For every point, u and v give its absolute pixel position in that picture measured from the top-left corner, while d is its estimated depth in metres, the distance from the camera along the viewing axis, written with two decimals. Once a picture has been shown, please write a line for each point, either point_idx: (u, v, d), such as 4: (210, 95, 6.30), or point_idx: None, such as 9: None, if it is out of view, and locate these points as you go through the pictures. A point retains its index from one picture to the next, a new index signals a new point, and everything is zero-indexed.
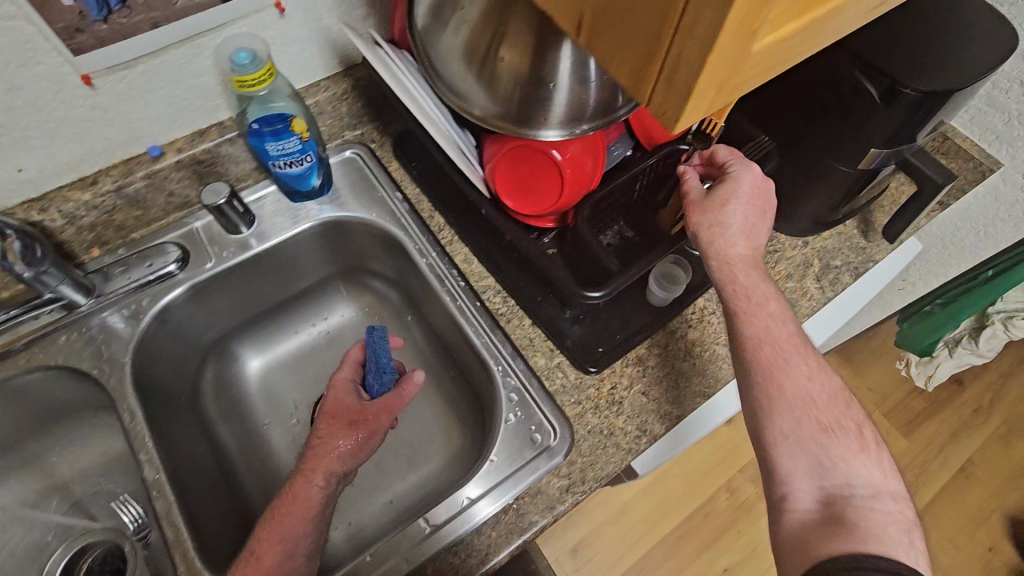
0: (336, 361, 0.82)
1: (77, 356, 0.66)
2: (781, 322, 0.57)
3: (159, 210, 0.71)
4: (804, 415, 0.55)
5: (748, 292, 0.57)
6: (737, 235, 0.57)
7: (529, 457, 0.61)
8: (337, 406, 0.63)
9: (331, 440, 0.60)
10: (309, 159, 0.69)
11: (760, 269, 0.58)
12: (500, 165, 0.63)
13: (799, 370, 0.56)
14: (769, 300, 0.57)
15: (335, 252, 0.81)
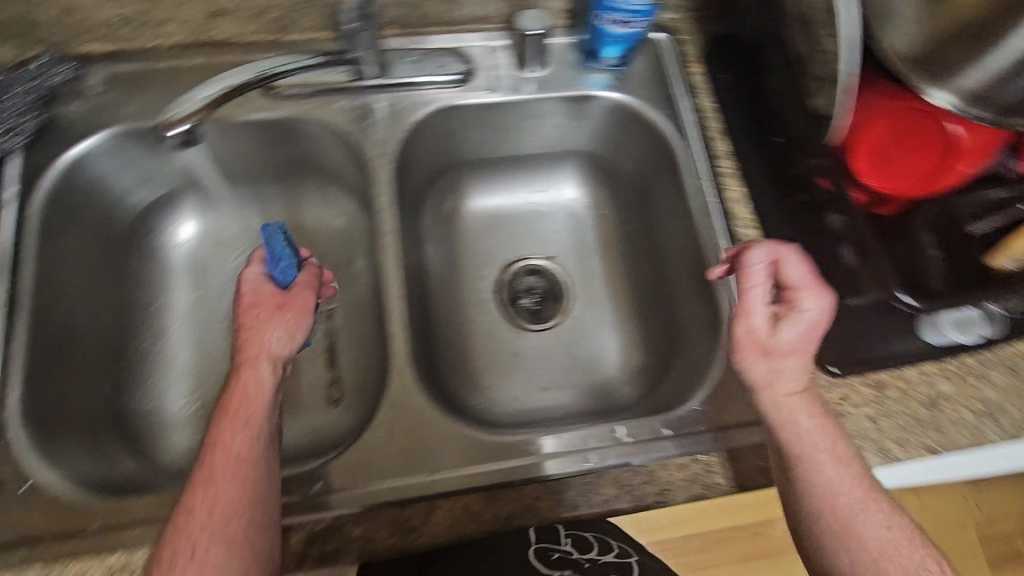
0: (538, 240, 0.80)
1: (347, 121, 0.66)
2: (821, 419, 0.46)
3: (466, 14, 0.68)
4: (825, 503, 0.44)
5: (785, 375, 0.48)
6: (787, 335, 0.48)
7: (732, 421, 0.57)
8: (253, 289, 0.55)
9: (266, 327, 0.53)
10: (636, 27, 0.63)
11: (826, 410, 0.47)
12: (873, 118, 0.57)
13: (814, 444, 0.45)
14: (799, 380, 0.48)
15: (595, 130, 0.74)
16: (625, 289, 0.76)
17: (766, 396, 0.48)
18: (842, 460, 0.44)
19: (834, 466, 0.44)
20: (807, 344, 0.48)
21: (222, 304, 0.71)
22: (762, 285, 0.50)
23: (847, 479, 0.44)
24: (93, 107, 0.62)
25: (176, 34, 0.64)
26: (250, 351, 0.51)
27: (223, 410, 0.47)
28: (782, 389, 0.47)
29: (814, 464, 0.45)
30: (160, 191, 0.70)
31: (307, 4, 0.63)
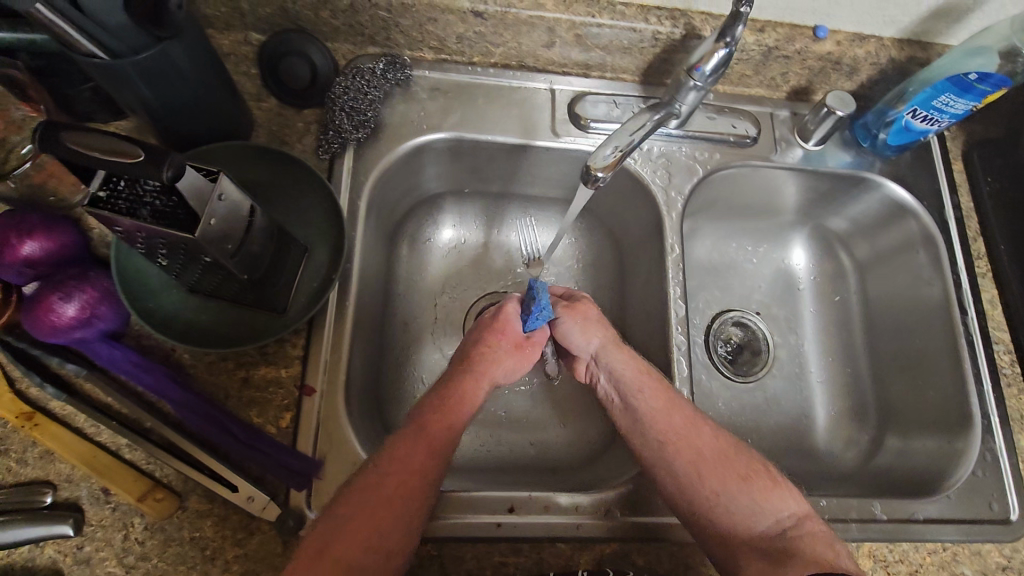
0: (744, 291, 0.81)
1: (637, 162, 0.69)
2: (694, 422, 0.57)
3: (758, 80, 0.71)
4: (733, 514, 0.52)
5: (657, 408, 0.57)
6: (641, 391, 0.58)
7: (977, 514, 0.61)
8: (509, 321, 0.61)
9: (507, 359, 0.59)
10: (941, 125, 0.66)
11: (711, 440, 0.56)
12: None
13: (698, 449, 0.55)
14: (671, 419, 0.56)
15: (837, 207, 0.78)
16: (839, 362, 0.78)
17: (624, 382, 0.59)
18: (751, 479, 0.54)
19: (762, 495, 0.53)
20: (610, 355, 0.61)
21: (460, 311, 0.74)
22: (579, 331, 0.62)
23: (767, 494, 0.53)
24: (417, 112, 0.66)
25: (498, 56, 0.68)
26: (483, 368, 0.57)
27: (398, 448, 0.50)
28: (628, 374, 0.59)
29: (692, 454, 0.55)
30: (434, 194, 0.73)
31: (628, 52, 0.67)
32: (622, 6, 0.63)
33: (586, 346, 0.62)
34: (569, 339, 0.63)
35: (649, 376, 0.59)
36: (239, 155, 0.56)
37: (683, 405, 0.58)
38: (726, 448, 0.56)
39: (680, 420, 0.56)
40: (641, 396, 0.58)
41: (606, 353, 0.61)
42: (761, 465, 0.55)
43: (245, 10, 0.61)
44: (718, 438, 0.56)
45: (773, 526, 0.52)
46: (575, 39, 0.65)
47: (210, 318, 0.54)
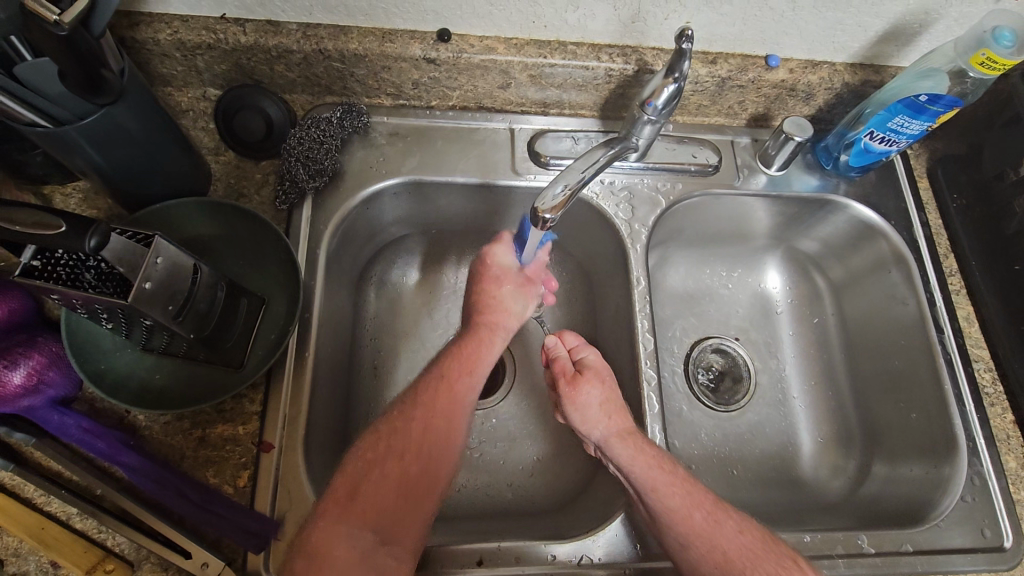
0: (720, 317, 0.80)
1: (600, 196, 0.69)
2: (716, 517, 0.53)
3: (717, 109, 0.72)
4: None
5: (675, 509, 0.53)
6: (651, 491, 0.54)
7: (971, 543, 0.59)
8: (504, 269, 0.63)
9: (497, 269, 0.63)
10: (900, 145, 0.66)
11: (734, 529, 0.53)
12: None
13: (723, 550, 0.51)
14: (693, 516, 0.53)
15: (807, 229, 0.77)
16: (822, 385, 0.76)
17: (635, 478, 0.55)
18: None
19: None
20: (617, 453, 0.57)
21: (431, 351, 0.73)
22: (586, 416, 0.60)
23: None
24: (376, 157, 0.66)
25: (455, 99, 0.68)
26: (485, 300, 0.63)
27: (417, 399, 0.54)
28: (636, 470, 0.55)
29: (711, 549, 0.52)
30: (400, 236, 0.73)
31: (584, 89, 0.67)
32: (573, 46, 0.64)
33: (592, 432, 0.59)
34: (578, 423, 0.60)
35: (661, 476, 0.54)
36: (194, 214, 0.56)
37: (703, 499, 0.54)
38: (754, 543, 0.52)
39: (698, 517, 0.53)
40: (654, 494, 0.54)
41: (610, 443, 0.57)
42: (791, 557, 0.51)
43: (201, 68, 0.62)
44: (742, 534, 0.52)
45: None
46: (531, 80, 0.66)
47: (164, 376, 0.53)
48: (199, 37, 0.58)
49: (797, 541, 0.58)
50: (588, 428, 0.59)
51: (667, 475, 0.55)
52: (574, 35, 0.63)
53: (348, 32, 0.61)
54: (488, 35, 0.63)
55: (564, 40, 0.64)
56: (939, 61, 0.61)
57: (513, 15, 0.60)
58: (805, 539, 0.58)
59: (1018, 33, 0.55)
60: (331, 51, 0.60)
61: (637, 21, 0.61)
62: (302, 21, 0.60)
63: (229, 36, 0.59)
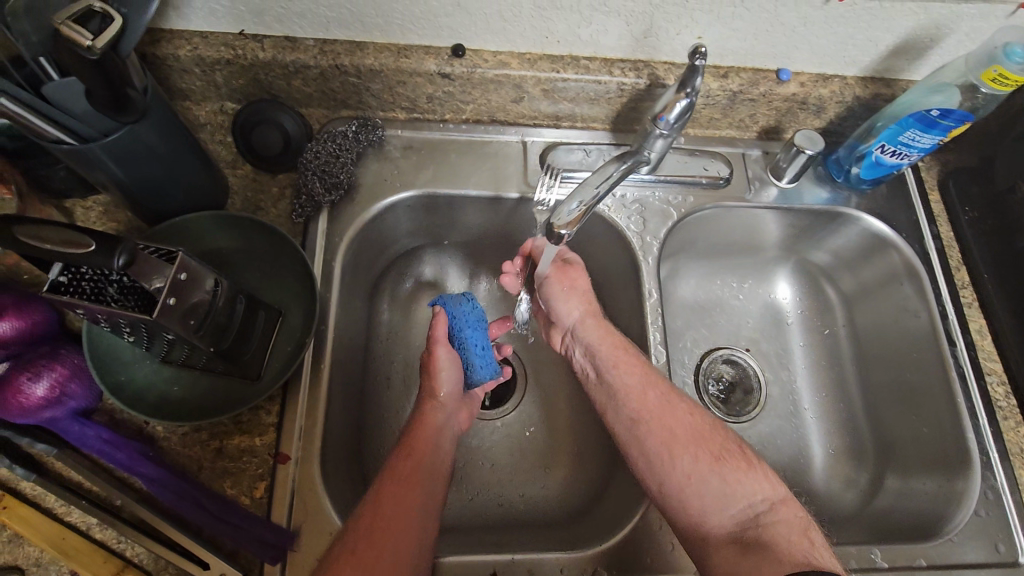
0: (731, 328, 0.80)
1: (612, 208, 0.70)
2: (670, 402, 0.58)
3: (728, 122, 0.72)
4: (705, 497, 0.51)
5: (630, 385, 0.59)
6: (605, 363, 0.62)
7: (986, 559, 0.59)
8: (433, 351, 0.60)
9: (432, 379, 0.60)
10: (911, 158, 0.66)
11: (689, 412, 0.57)
12: None
13: (670, 428, 0.56)
14: (644, 402, 0.58)
15: (818, 240, 0.78)
16: (833, 397, 0.76)
17: (598, 356, 0.62)
18: (724, 460, 0.53)
19: (736, 477, 0.52)
20: (585, 337, 0.64)
21: None
22: (558, 301, 0.67)
23: (739, 475, 0.52)
24: (390, 171, 0.67)
25: (468, 112, 0.69)
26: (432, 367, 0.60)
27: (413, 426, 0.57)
28: (602, 349, 0.63)
29: (670, 462, 0.54)
30: (412, 248, 0.74)
31: (596, 103, 0.68)
32: (585, 60, 0.64)
33: (567, 314, 0.67)
34: (554, 304, 0.67)
35: (622, 358, 0.61)
36: (212, 227, 0.57)
37: (658, 383, 0.59)
38: (702, 427, 0.56)
39: (652, 398, 0.58)
40: (614, 368, 0.61)
41: (583, 324, 0.65)
42: (737, 447, 0.54)
43: (219, 83, 0.63)
44: (692, 416, 0.57)
45: (749, 509, 0.50)
46: (543, 94, 0.66)
47: (183, 388, 0.53)
48: (218, 53, 0.59)
49: None
50: (560, 310, 0.67)
51: (629, 358, 0.61)
52: (586, 50, 0.64)
53: (364, 48, 0.61)
54: (502, 50, 0.63)
55: (576, 55, 0.64)
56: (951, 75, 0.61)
57: (527, 31, 0.61)
58: None
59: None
60: (347, 67, 0.61)
61: (649, 37, 0.62)
62: (319, 37, 0.61)
63: (247, 52, 0.60)
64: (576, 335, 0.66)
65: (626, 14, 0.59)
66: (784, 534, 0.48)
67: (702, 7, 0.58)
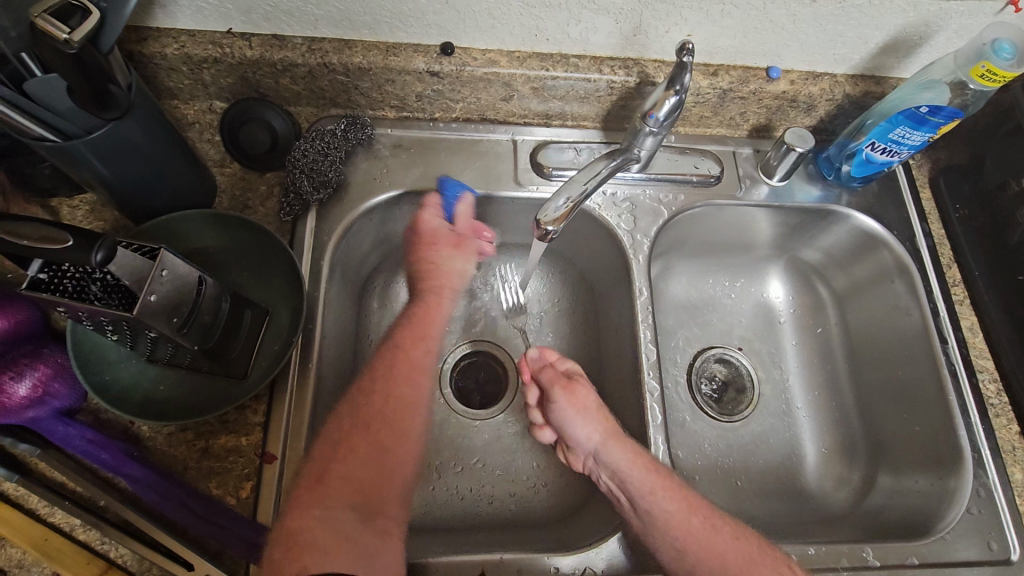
0: (724, 327, 0.80)
1: (602, 206, 0.70)
2: (713, 524, 0.55)
3: (719, 120, 0.72)
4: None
5: (672, 512, 0.55)
6: (644, 497, 0.56)
7: (979, 556, 0.58)
8: (436, 231, 0.65)
9: (456, 262, 0.66)
10: (902, 155, 0.66)
11: (730, 527, 0.56)
12: None
13: (720, 551, 0.54)
14: (691, 523, 0.55)
15: (810, 239, 0.78)
16: (826, 396, 0.76)
17: (632, 484, 0.56)
18: None
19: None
20: (613, 462, 0.58)
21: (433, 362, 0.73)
22: (577, 424, 0.60)
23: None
24: (380, 169, 0.67)
25: (458, 111, 0.69)
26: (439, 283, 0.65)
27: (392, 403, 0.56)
28: (634, 474, 0.57)
29: (713, 558, 0.54)
30: (402, 247, 0.74)
31: (586, 101, 0.68)
32: (575, 58, 0.64)
33: (588, 440, 0.60)
34: (569, 428, 0.61)
35: (661, 486, 0.56)
36: (200, 226, 0.57)
37: (699, 504, 0.56)
38: (749, 549, 0.54)
39: (697, 522, 0.55)
40: (651, 498, 0.55)
41: (606, 448, 0.59)
42: (784, 562, 0.53)
43: (207, 81, 0.63)
44: (737, 539, 0.55)
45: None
46: (533, 92, 0.66)
47: (169, 388, 0.53)
48: (205, 51, 0.59)
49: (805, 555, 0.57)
50: (579, 436, 0.60)
51: (667, 483, 0.56)
52: (575, 48, 0.64)
53: (353, 46, 0.61)
54: (491, 48, 0.63)
55: (566, 53, 0.64)
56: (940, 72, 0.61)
57: (516, 29, 0.61)
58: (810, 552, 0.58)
59: (1017, 45, 0.55)
60: (335, 65, 0.61)
61: (638, 34, 0.62)
62: (307, 35, 0.61)
63: (235, 50, 0.59)
64: (601, 463, 0.59)
65: (615, 12, 0.59)
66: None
67: (691, 5, 0.58)
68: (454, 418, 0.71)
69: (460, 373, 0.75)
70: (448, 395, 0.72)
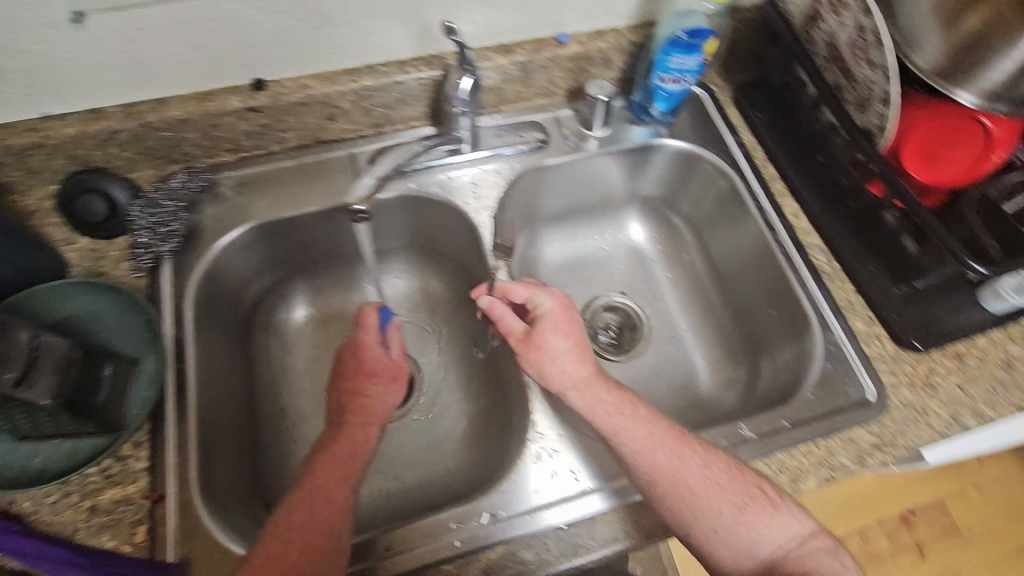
0: (604, 277, 0.86)
1: (445, 192, 0.75)
2: (680, 454, 0.56)
3: (533, 92, 0.80)
4: (734, 544, 0.55)
5: (639, 451, 0.57)
6: (612, 436, 0.58)
7: (841, 406, 0.63)
8: (373, 362, 0.64)
9: (378, 399, 0.63)
10: (689, 82, 0.74)
11: (704, 455, 0.57)
12: (913, 131, 0.64)
13: (690, 486, 0.55)
14: (655, 456, 0.56)
15: (648, 177, 0.85)
16: (699, 313, 0.83)
17: (599, 422, 0.59)
18: (749, 506, 0.55)
19: (763, 521, 0.54)
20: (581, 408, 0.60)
21: None
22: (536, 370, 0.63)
23: (767, 519, 0.54)
24: (228, 209, 0.70)
25: (293, 140, 0.74)
26: (364, 411, 0.61)
27: (320, 455, 0.58)
28: (600, 416, 0.59)
29: (683, 490, 0.55)
30: (277, 281, 0.77)
31: (407, 100, 0.73)
32: (380, 66, 0.70)
33: (553, 382, 0.62)
34: (538, 378, 0.63)
35: (631, 425, 0.58)
36: (53, 295, 0.58)
37: (666, 436, 0.57)
38: (719, 476, 0.56)
39: (664, 457, 0.56)
40: (619, 438, 0.58)
41: (570, 393, 0.61)
42: (756, 484, 0.56)
43: (38, 168, 0.65)
44: (707, 469, 0.56)
45: (776, 547, 0.55)
46: (354, 105, 0.72)
47: (44, 459, 0.53)
48: (24, 139, 0.62)
49: None
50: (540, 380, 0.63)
51: (626, 423, 0.58)
52: (378, 57, 0.69)
53: (168, 102, 0.65)
54: (301, 75, 0.68)
55: (370, 63, 0.70)
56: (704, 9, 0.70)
57: (315, 52, 0.66)
58: None
59: None
60: (155, 122, 0.65)
61: (427, 31, 0.68)
62: (122, 103, 0.65)
63: (53, 132, 0.63)
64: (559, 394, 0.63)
65: (395, 14, 0.65)
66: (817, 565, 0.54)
67: None
68: None
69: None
70: None
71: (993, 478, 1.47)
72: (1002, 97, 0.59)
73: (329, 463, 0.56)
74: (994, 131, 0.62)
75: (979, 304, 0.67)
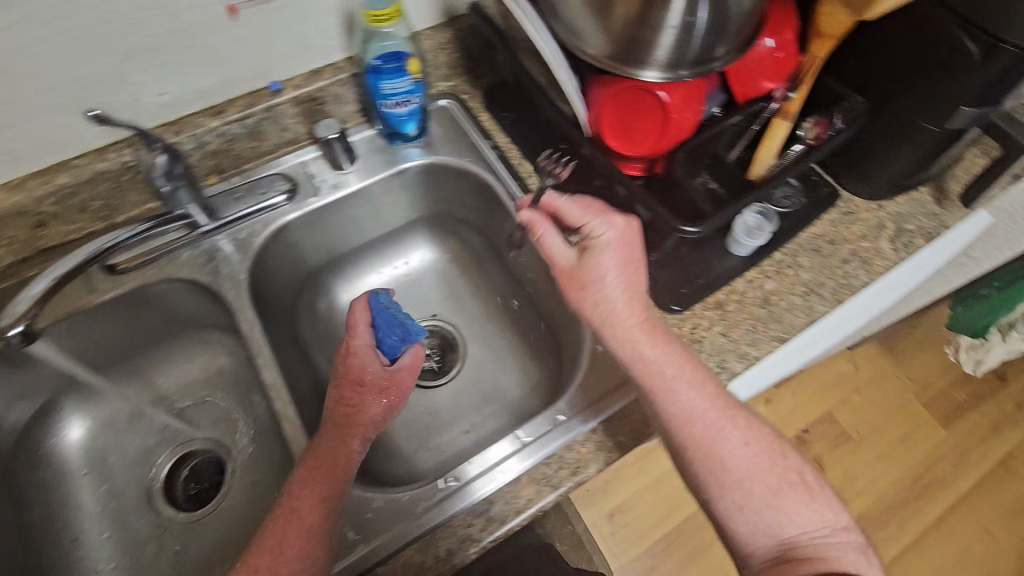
0: (412, 303, 0.87)
1: (195, 270, 0.72)
2: (731, 414, 0.57)
3: (271, 143, 0.77)
4: (757, 522, 0.54)
5: (692, 404, 0.56)
6: (629, 360, 0.58)
7: (609, 388, 0.65)
8: (361, 370, 0.62)
9: (369, 403, 0.60)
10: (414, 101, 0.73)
11: (744, 426, 0.57)
12: (604, 109, 0.66)
13: (731, 458, 0.55)
14: (706, 406, 0.56)
15: (419, 198, 0.85)
16: (500, 316, 0.85)
17: (618, 354, 0.59)
18: (783, 491, 0.55)
19: (797, 507, 0.55)
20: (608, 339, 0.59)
21: (134, 485, 0.74)
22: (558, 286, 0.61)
23: (799, 505, 0.55)
24: None
25: (9, 255, 0.68)
26: (350, 426, 0.59)
27: (308, 477, 0.55)
28: (632, 338, 0.58)
29: (718, 467, 0.55)
30: (41, 404, 0.72)
31: (124, 186, 0.69)
32: (75, 160, 0.65)
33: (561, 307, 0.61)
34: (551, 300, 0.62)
35: (685, 373, 0.57)
36: None
37: (705, 381, 0.57)
38: (758, 457, 0.56)
39: (717, 417, 0.56)
40: (669, 389, 0.56)
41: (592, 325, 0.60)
42: (793, 469, 0.57)
43: None
44: (750, 446, 0.56)
45: (802, 533, 0.54)
46: (63, 206, 0.67)
47: None
48: None
49: (463, 471, 0.61)
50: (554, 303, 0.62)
51: (668, 359, 0.57)
52: (70, 151, 0.65)
53: None
54: None
55: (64, 159, 0.65)
56: (403, 32, 0.70)
57: None
58: (466, 466, 0.61)
59: None
60: None
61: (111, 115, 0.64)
62: None
63: None
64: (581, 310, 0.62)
65: (60, 108, 0.60)
66: (841, 555, 0.53)
67: (126, 72, 0.61)
68: (169, 524, 0.72)
69: (193, 477, 0.75)
70: (159, 499, 0.74)
71: (870, 376, 1.58)
72: (680, 63, 0.59)
73: (313, 482, 0.55)
74: (670, 100, 0.62)
75: (728, 250, 0.71)
